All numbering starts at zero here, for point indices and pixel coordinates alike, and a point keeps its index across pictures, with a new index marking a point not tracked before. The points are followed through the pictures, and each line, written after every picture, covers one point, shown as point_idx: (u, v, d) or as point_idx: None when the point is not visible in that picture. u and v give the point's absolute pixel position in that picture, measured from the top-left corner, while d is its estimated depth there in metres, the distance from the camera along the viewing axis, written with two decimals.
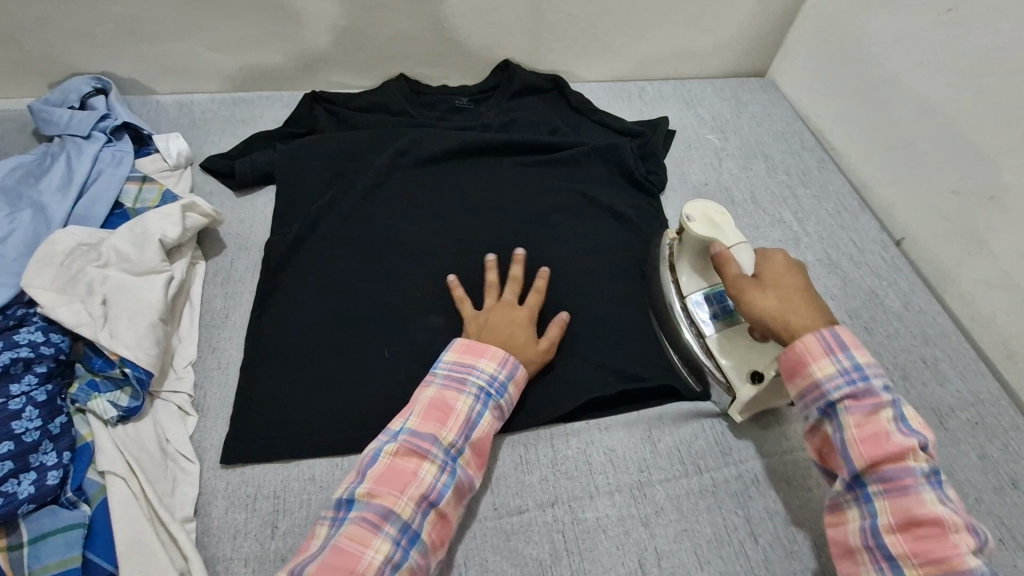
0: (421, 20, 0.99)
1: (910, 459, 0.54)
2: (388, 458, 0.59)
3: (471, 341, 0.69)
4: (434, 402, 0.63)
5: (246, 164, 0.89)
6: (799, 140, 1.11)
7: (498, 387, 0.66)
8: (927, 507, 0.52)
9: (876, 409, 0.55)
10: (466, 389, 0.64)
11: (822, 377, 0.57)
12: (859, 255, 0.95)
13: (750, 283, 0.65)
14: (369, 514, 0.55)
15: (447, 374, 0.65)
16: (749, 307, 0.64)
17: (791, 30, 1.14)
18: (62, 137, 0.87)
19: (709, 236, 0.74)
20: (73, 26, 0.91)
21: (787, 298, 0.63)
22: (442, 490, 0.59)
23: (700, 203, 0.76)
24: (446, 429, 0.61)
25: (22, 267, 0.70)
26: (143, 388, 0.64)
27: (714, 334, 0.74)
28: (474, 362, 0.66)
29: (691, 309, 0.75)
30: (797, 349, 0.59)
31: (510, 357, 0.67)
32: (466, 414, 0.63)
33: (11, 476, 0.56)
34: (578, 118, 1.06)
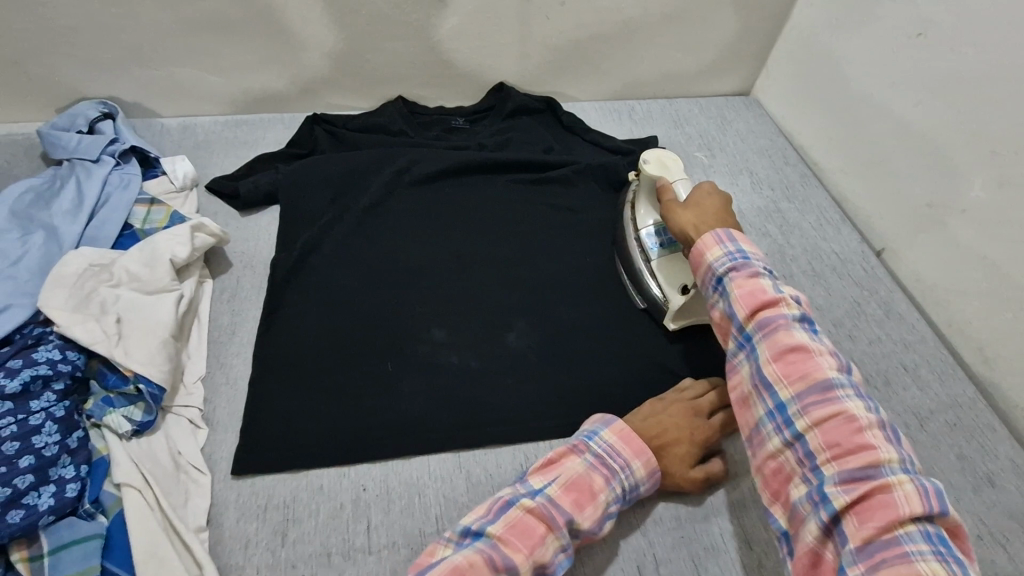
0: (419, 45, 1.03)
1: (783, 306, 0.61)
2: (522, 511, 0.61)
3: (630, 430, 0.69)
4: (581, 479, 0.64)
5: (250, 186, 0.92)
6: (782, 156, 1.16)
7: (631, 495, 0.66)
8: (795, 338, 0.59)
9: (753, 273, 0.63)
10: (611, 483, 0.65)
11: (713, 260, 0.67)
12: (841, 265, 1.00)
13: (677, 204, 0.76)
14: (495, 555, 0.57)
15: (600, 455, 0.66)
16: (673, 221, 0.75)
17: (772, 51, 1.20)
18: (71, 161, 0.89)
19: (659, 175, 0.83)
20: (82, 53, 0.94)
21: (702, 214, 0.74)
22: (558, 567, 0.60)
23: (654, 150, 0.85)
24: (581, 514, 0.62)
25: (36, 287, 0.72)
26: (156, 404, 0.66)
27: (659, 258, 0.84)
28: (630, 459, 0.66)
29: (643, 237, 0.86)
30: (697, 248, 0.69)
31: (656, 474, 0.68)
32: (604, 509, 0.63)
33: (31, 489, 0.58)
34: (570, 136, 1.10)
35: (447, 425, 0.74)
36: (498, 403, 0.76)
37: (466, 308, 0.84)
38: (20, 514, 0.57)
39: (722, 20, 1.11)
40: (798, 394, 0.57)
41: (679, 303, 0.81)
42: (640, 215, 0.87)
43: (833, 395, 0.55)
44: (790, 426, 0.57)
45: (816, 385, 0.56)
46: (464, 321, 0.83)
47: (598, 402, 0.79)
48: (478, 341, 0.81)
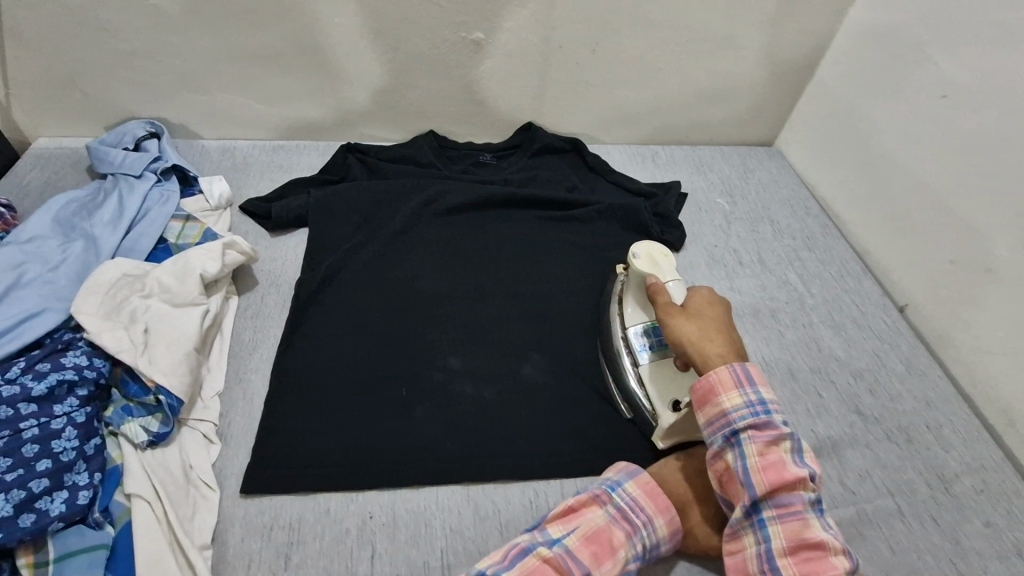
0: (453, 83, 1.07)
1: (801, 488, 0.59)
2: (539, 561, 0.60)
3: (654, 484, 0.67)
4: (601, 532, 0.63)
5: (282, 208, 0.95)
6: (804, 207, 1.17)
7: (651, 554, 0.64)
8: (814, 534, 0.57)
9: (775, 439, 0.61)
10: (633, 540, 0.63)
11: (717, 348, 0.65)
12: (862, 318, 0.98)
13: (676, 311, 0.72)
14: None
15: (622, 508, 0.65)
16: (672, 332, 0.70)
17: (796, 105, 1.22)
18: (115, 176, 0.93)
19: (649, 272, 0.80)
20: (136, 76, 1.00)
21: (705, 329, 0.70)
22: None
23: (645, 243, 0.82)
24: (599, 568, 0.60)
25: (71, 294, 0.74)
26: (173, 415, 0.67)
27: (647, 363, 0.78)
28: (654, 516, 0.65)
29: (631, 338, 0.80)
30: (711, 380, 0.64)
31: (678, 534, 0.66)
32: (624, 565, 0.62)
33: (45, 494, 0.58)
34: (594, 177, 1.13)
35: (457, 456, 0.73)
36: (510, 436, 0.76)
37: (484, 338, 0.85)
38: (31, 518, 0.57)
39: (748, 73, 1.14)
40: (782, 520, 0.59)
41: (669, 420, 0.74)
42: (627, 313, 0.82)
43: (815, 531, 0.58)
44: None
45: (800, 518, 0.58)
46: (481, 351, 0.83)
47: (610, 442, 0.78)
48: (494, 372, 0.81)
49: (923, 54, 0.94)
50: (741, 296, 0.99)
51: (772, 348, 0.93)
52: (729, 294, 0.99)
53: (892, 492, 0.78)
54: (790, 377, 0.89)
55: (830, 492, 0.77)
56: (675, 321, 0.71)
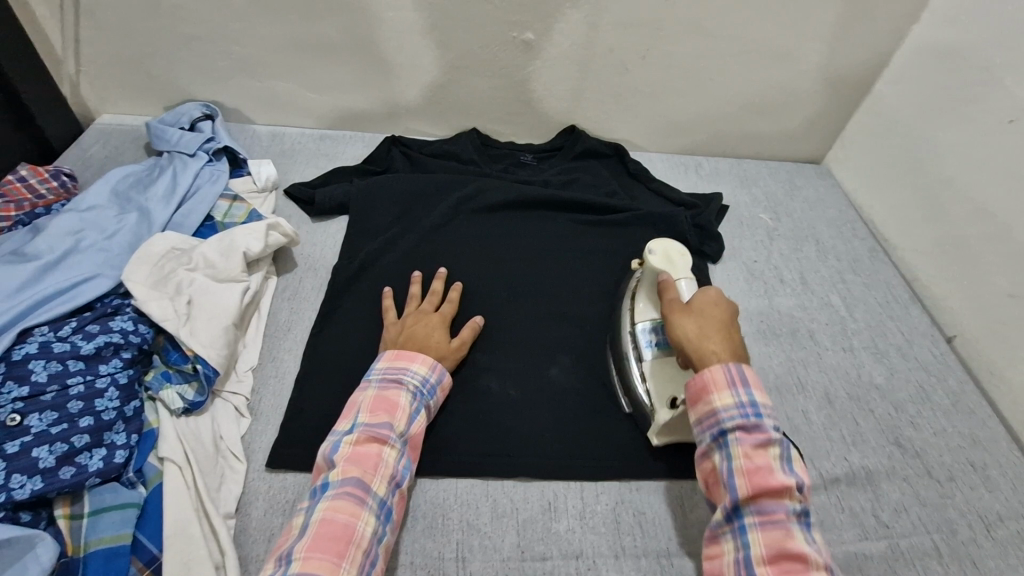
0: (501, 83, 1.07)
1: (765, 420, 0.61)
2: (350, 447, 0.62)
3: (395, 349, 0.72)
4: (379, 399, 0.66)
5: (326, 195, 0.97)
6: (851, 228, 1.13)
7: (429, 389, 0.70)
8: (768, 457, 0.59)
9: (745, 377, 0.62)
10: (404, 386, 0.68)
11: (718, 365, 0.64)
12: (907, 347, 0.95)
13: (679, 309, 0.71)
14: (353, 489, 0.58)
15: (381, 377, 0.68)
16: (673, 329, 0.69)
17: (849, 124, 1.18)
18: (171, 153, 0.97)
19: (663, 269, 0.79)
20: (197, 60, 1.04)
21: (705, 325, 0.68)
22: (402, 473, 0.63)
23: (662, 241, 0.82)
24: (396, 419, 0.65)
25: (122, 261, 0.77)
26: (208, 385, 0.69)
27: (650, 359, 0.78)
28: (405, 366, 0.70)
29: (639, 333, 0.80)
30: (702, 379, 0.64)
31: (437, 363, 0.72)
32: (410, 411, 0.67)
33: (85, 449, 0.60)
34: (634, 184, 1.12)
35: (478, 451, 0.74)
36: (532, 436, 0.76)
37: (514, 337, 0.85)
38: (71, 471, 0.59)
39: (802, 88, 1.11)
40: (761, 525, 0.56)
41: (664, 418, 0.73)
42: (639, 309, 0.82)
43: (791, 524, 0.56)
44: (742, 535, 0.57)
45: (777, 509, 0.57)
46: (509, 349, 0.83)
47: (634, 451, 0.76)
48: (520, 371, 0.81)
49: (990, 77, 0.91)
50: (779, 315, 0.97)
51: (809, 370, 0.90)
52: (767, 312, 0.97)
53: (930, 530, 0.75)
54: (826, 402, 0.86)
55: (862, 523, 0.75)
56: (678, 319, 0.70)
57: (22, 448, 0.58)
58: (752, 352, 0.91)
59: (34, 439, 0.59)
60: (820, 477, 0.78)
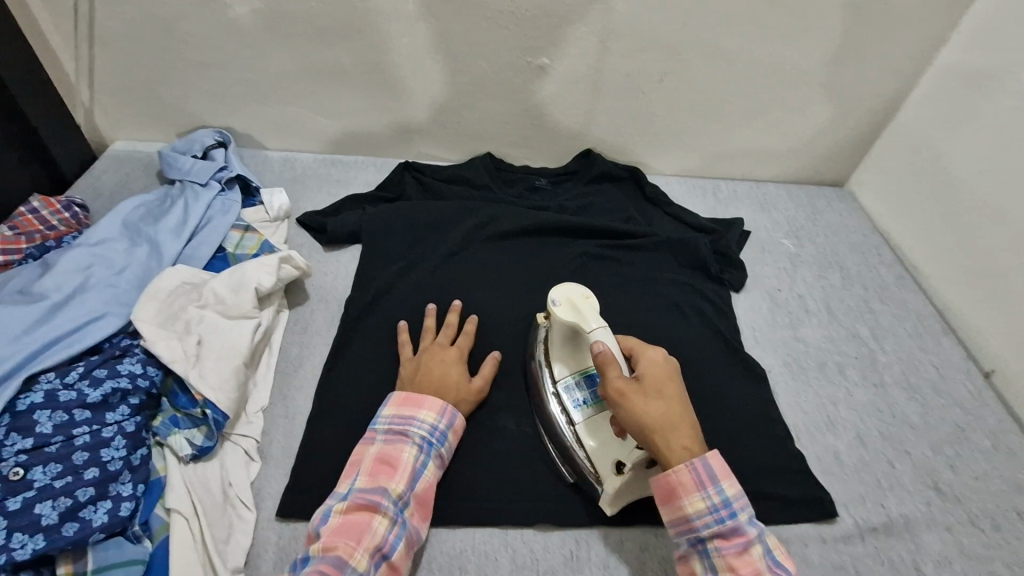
0: (515, 108, 1.05)
1: (740, 519, 0.58)
2: (340, 515, 0.59)
3: (407, 395, 0.69)
4: (379, 459, 0.64)
5: (338, 223, 0.96)
6: (876, 255, 1.09)
7: (439, 436, 0.67)
8: (756, 565, 0.57)
9: (712, 475, 0.59)
10: (410, 439, 0.65)
11: (670, 452, 0.60)
12: (942, 382, 0.91)
13: (634, 390, 0.63)
14: (325, 566, 0.54)
15: (386, 430, 0.66)
16: (638, 416, 0.62)
17: (872, 146, 1.15)
18: (182, 182, 0.95)
19: (573, 321, 0.72)
20: (209, 87, 1.03)
21: (671, 414, 0.62)
22: (393, 544, 0.59)
23: (565, 287, 0.75)
24: (394, 480, 0.62)
25: (132, 298, 0.75)
26: (217, 430, 0.66)
27: (581, 420, 0.72)
28: (412, 414, 0.67)
29: (562, 393, 0.74)
30: (671, 480, 0.60)
31: (448, 409, 0.69)
32: (412, 470, 0.63)
33: (89, 503, 0.58)
34: (652, 209, 1.09)
35: (496, 497, 0.71)
36: (552, 480, 0.73)
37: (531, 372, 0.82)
38: (74, 527, 0.57)
39: (826, 109, 1.08)
40: None
41: (612, 487, 0.67)
42: (555, 369, 0.76)
43: None
44: None
45: None
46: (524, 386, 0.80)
47: None
48: None
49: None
50: (806, 347, 0.93)
51: (839, 408, 0.86)
52: (792, 344, 0.93)
53: None
54: (858, 442, 0.82)
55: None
56: (634, 400, 0.63)
57: (23, 505, 0.56)
58: (779, 387, 0.88)
59: (36, 494, 0.56)
60: (855, 524, 0.74)
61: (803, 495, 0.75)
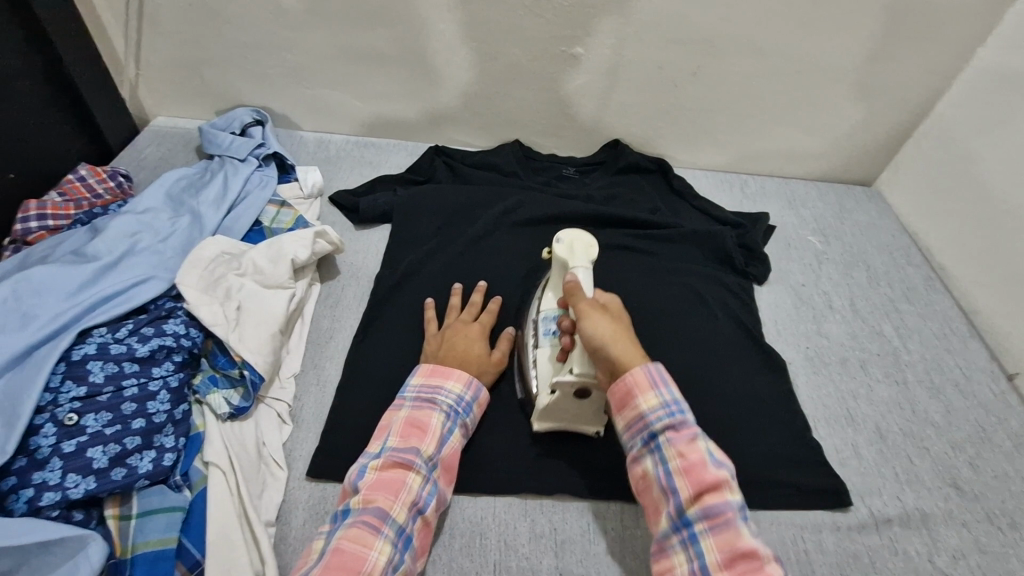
0: (545, 96, 1.07)
1: (727, 490, 0.54)
2: (375, 472, 0.61)
3: (434, 365, 0.71)
4: (410, 421, 0.65)
5: (370, 203, 0.98)
6: (904, 255, 1.09)
7: (464, 406, 0.69)
8: (747, 541, 0.52)
9: (692, 437, 0.57)
10: (438, 405, 0.67)
11: (646, 408, 0.59)
12: (966, 383, 0.90)
13: (592, 311, 0.65)
14: (369, 517, 0.57)
15: (416, 396, 0.68)
16: (588, 331, 0.63)
17: (904, 147, 1.14)
18: (222, 157, 0.99)
19: (564, 258, 0.74)
20: (249, 67, 1.06)
21: (620, 329, 0.64)
22: (426, 500, 0.61)
23: (572, 231, 0.77)
24: (425, 442, 0.64)
25: (175, 263, 0.78)
26: (254, 392, 0.69)
27: (546, 346, 0.75)
28: (440, 384, 0.69)
29: (540, 322, 0.77)
30: (626, 383, 0.60)
31: (474, 380, 0.71)
32: (441, 434, 0.65)
33: (136, 451, 0.61)
34: (678, 201, 1.10)
35: (515, 469, 0.73)
36: (571, 456, 0.74)
37: None
38: (122, 472, 0.60)
39: (858, 107, 1.07)
40: None
41: (542, 403, 0.71)
42: (545, 296, 0.78)
43: None
44: None
45: None
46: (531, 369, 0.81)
47: None
48: None
49: None
50: (828, 343, 0.93)
51: (859, 404, 0.86)
52: (815, 340, 0.94)
53: None
54: (878, 437, 0.83)
55: (917, 568, 0.71)
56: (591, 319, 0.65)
57: (77, 448, 0.59)
58: (800, 380, 0.88)
59: (88, 440, 0.60)
60: (871, 515, 0.75)
61: (820, 485, 0.76)
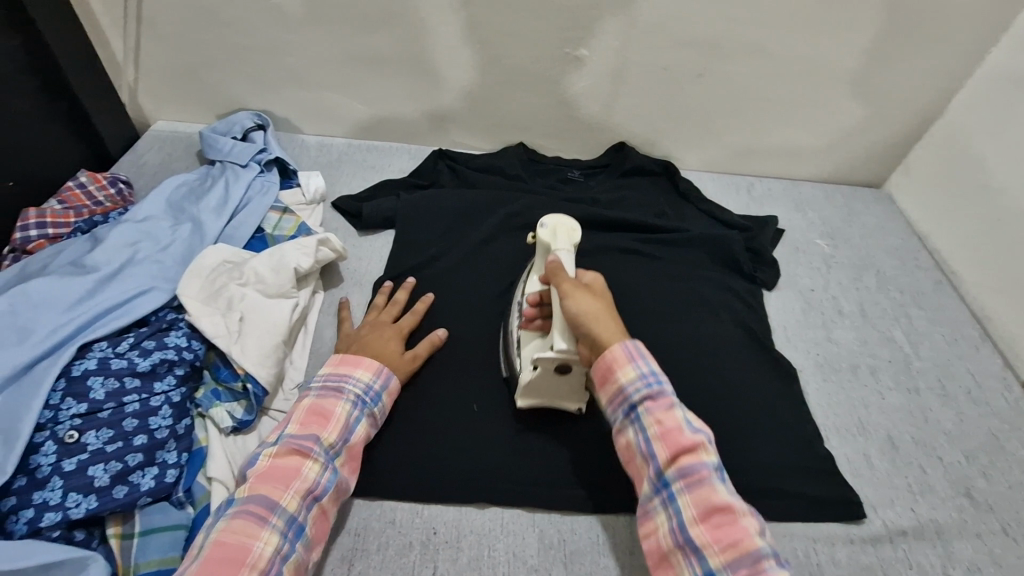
0: (550, 99, 1.05)
1: (701, 451, 0.58)
2: (269, 459, 0.60)
3: (342, 354, 0.71)
4: (315, 407, 0.64)
5: (373, 208, 0.97)
6: (914, 259, 1.07)
7: (373, 396, 0.68)
8: (721, 496, 0.55)
9: (668, 405, 0.60)
10: (344, 395, 0.66)
11: (626, 382, 0.62)
12: (978, 391, 0.89)
13: (571, 289, 0.68)
14: (254, 507, 0.56)
15: (322, 385, 0.67)
16: (568, 310, 0.66)
17: (913, 148, 1.12)
18: (222, 163, 0.97)
19: (547, 243, 0.74)
20: (250, 71, 1.05)
21: (602, 307, 0.67)
22: (325, 487, 0.60)
23: (555, 215, 0.77)
24: (327, 429, 0.63)
25: (176, 273, 0.77)
26: (257, 404, 0.69)
27: (528, 331, 0.76)
28: (348, 372, 0.68)
29: (524, 297, 0.78)
30: (606, 360, 0.63)
31: (383, 369, 0.70)
32: (344, 420, 0.65)
33: (138, 468, 0.60)
34: (684, 204, 1.08)
35: (523, 482, 0.72)
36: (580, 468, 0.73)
37: None
38: (123, 491, 0.59)
39: (867, 109, 1.06)
40: (729, 565, 0.53)
41: (526, 378, 0.72)
42: (529, 279, 0.79)
43: (764, 567, 0.52)
44: None
45: (747, 555, 0.52)
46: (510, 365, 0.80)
47: None
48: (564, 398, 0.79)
49: None
50: (838, 349, 0.92)
51: (871, 412, 0.85)
52: (824, 346, 0.92)
53: None
54: (890, 446, 0.82)
55: None
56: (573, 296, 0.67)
57: (77, 467, 0.58)
58: (810, 388, 0.87)
59: (89, 458, 0.59)
60: (884, 527, 0.74)
61: (832, 496, 0.75)
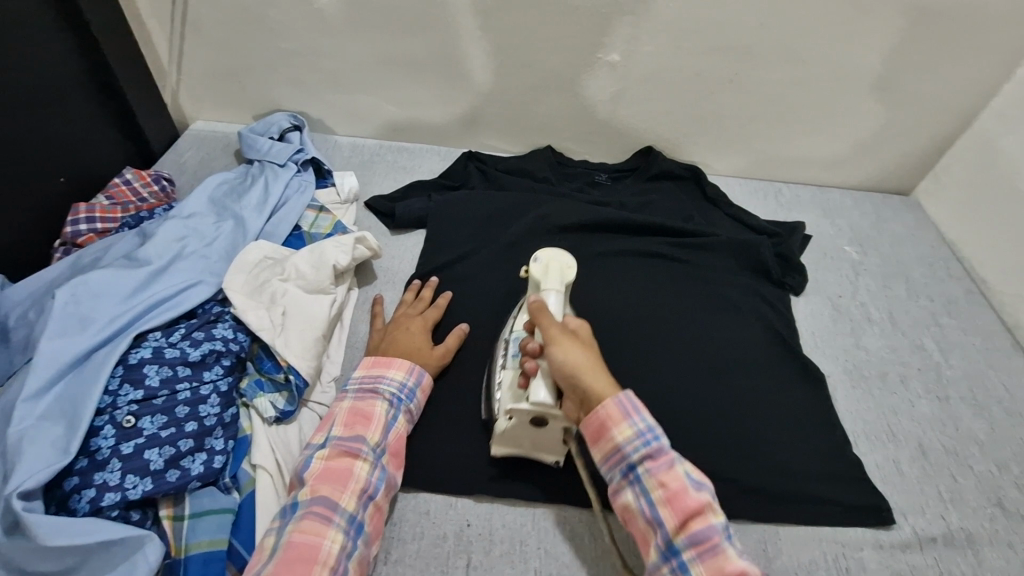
0: (581, 103, 1.07)
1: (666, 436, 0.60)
2: (322, 462, 0.62)
3: (372, 356, 0.73)
4: (357, 410, 0.67)
5: (405, 208, 0.99)
6: (944, 267, 1.07)
7: (408, 393, 0.71)
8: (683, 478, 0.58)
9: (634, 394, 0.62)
10: (380, 395, 0.68)
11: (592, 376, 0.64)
12: (1010, 401, 0.88)
13: (560, 333, 0.64)
14: (317, 509, 0.58)
15: (357, 387, 0.69)
16: (557, 357, 0.62)
17: (944, 156, 1.12)
18: (261, 162, 1.00)
19: (537, 279, 0.73)
20: (289, 74, 1.08)
21: (592, 357, 0.63)
22: (377, 486, 0.62)
23: (547, 251, 0.76)
24: (371, 430, 0.65)
25: (221, 268, 0.80)
26: (298, 395, 0.71)
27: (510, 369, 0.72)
28: (381, 373, 0.70)
29: (510, 340, 0.75)
30: (599, 415, 0.60)
31: (415, 366, 0.72)
32: (386, 421, 0.67)
33: (189, 453, 0.63)
34: (712, 208, 1.09)
35: (553, 478, 0.73)
36: None
37: None
38: (175, 475, 0.61)
39: (899, 116, 1.05)
40: (692, 542, 0.55)
41: (502, 427, 0.69)
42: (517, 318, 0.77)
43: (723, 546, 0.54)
44: None
45: (708, 532, 0.55)
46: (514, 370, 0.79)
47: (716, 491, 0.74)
48: None
49: None
50: (866, 355, 0.92)
51: (900, 419, 0.85)
52: (853, 352, 0.93)
53: None
54: (919, 453, 0.82)
55: None
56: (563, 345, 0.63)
57: (135, 450, 0.61)
58: (839, 393, 0.87)
59: (145, 442, 0.61)
60: (914, 534, 0.74)
61: (860, 500, 0.75)
